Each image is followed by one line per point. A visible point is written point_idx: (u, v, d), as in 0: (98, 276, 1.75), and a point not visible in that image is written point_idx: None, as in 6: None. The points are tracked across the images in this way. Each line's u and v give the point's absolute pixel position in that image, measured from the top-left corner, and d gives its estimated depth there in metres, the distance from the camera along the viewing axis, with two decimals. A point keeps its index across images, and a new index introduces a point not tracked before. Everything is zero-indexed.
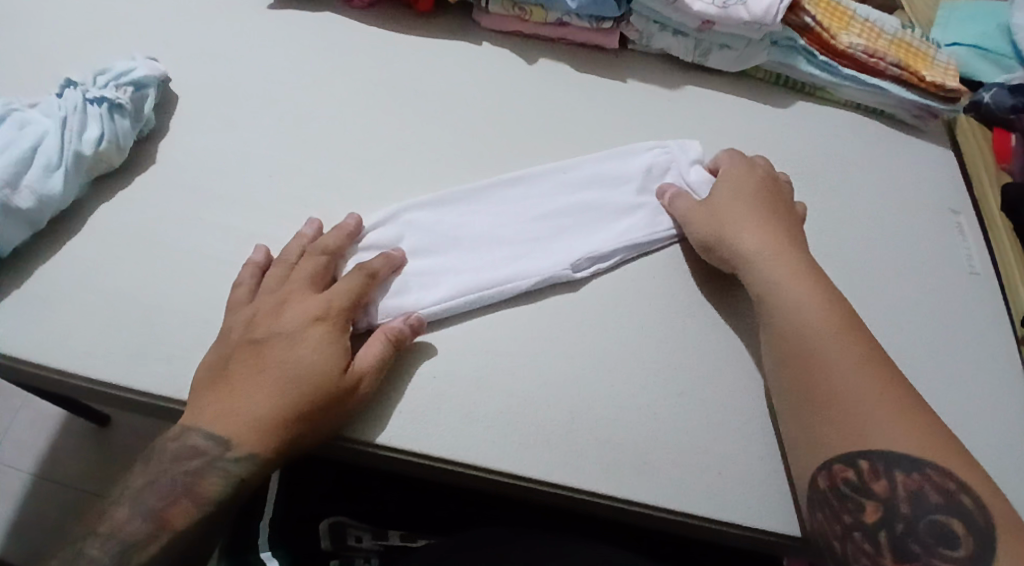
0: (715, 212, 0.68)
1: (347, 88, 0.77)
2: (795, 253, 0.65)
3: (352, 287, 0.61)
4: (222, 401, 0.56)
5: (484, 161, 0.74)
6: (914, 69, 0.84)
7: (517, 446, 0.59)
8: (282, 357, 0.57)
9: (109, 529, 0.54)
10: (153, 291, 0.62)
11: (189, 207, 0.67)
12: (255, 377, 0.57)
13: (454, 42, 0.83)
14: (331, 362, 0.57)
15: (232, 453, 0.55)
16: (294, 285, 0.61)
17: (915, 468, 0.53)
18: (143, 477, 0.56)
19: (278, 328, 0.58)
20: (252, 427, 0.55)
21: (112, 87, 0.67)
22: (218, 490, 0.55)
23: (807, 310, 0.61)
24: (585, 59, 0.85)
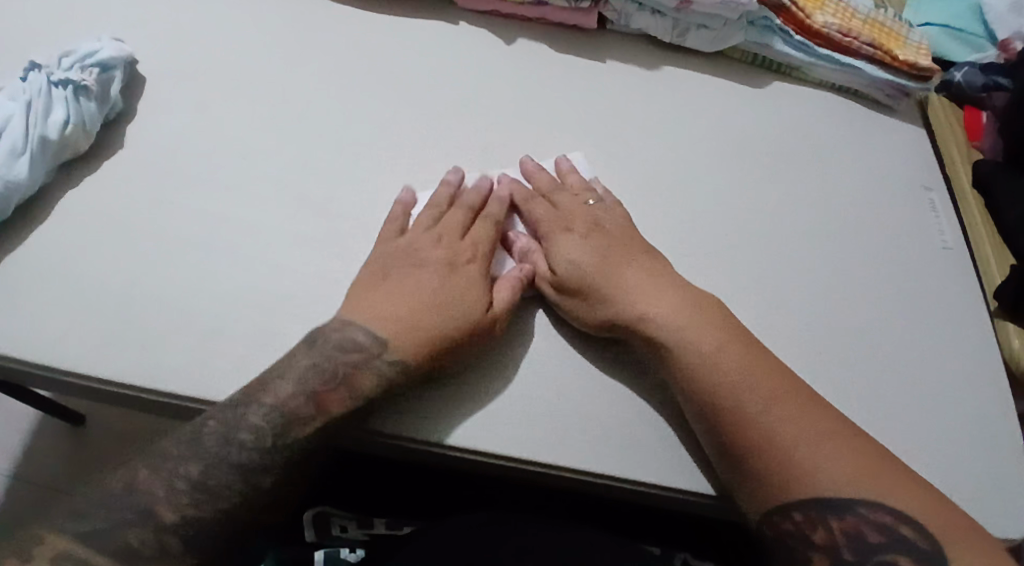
0: (576, 269, 0.62)
1: (323, 69, 0.75)
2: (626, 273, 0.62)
3: (489, 233, 0.64)
4: (371, 300, 0.58)
5: (466, 142, 0.73)
6: (888, 48, 0.85)
7: (502, 427, 0.59)
8: (449, 282, 0.59)
9: (297, 384, 0.55)
10: (126, 278, 0.61)
11: (163, 191, 0.65)
12: (403, 290, 0.59)
13: (431, 22, 0.82)
14: (483, 298, 0.59)
15: (389, 354, 0.56)
16: (481, 240, 0.63)
17: (849, 512, 0.50)
18: (353, 329, 0.57)
19: (428, 256, 0.61)
20: (410, 332, 0.56)
21: (77, 69, 0.65)
22: (372, 388, 0.56)
23: (600, 271, 0.62)
24: (563, 39, 0.84)
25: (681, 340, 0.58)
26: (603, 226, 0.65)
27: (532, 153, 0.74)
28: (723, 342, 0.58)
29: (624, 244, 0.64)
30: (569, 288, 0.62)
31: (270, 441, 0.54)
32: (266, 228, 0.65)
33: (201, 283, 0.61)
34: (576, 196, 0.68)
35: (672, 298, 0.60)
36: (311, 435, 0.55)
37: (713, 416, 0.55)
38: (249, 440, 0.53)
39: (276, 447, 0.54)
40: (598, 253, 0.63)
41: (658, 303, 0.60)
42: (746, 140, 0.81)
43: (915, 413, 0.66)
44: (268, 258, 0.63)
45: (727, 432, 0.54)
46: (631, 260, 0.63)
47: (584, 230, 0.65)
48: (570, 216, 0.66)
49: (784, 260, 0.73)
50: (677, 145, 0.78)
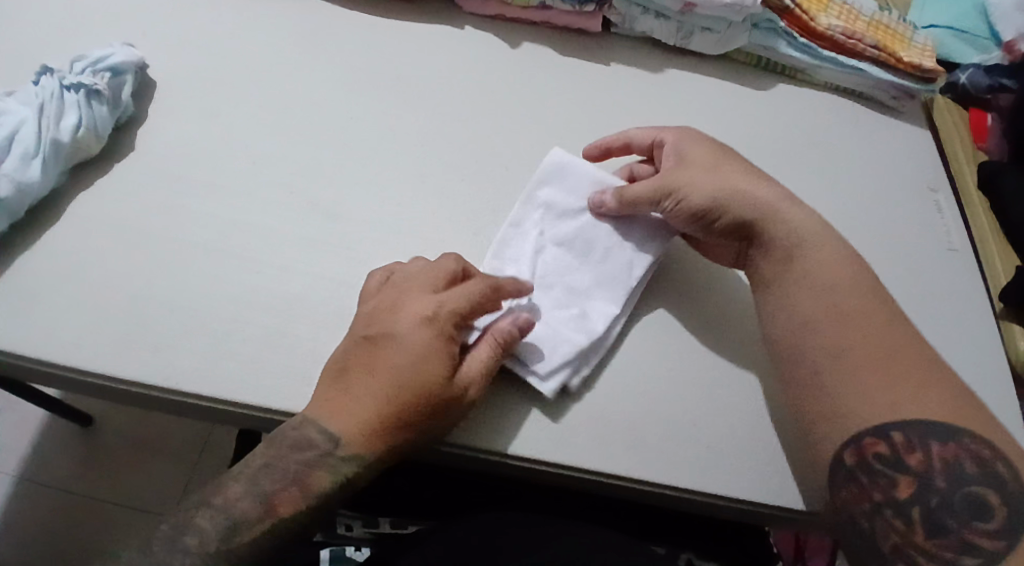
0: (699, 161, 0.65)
1: (329, 72, 0.76)
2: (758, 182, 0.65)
3: (464, 297, 0.58)
4: (342, 375, 0.56)
5: (471, 144, 0.74)
6: (892, 51, 0.85)
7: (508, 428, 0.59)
8: (400, 363, 0.55)
9: (247, 485, 0.54)
10: (137, 279, 0.62)
11: (173, 194, 0.66)
12: (373, 370, 0.56)
13: (437, 26, 0.83)
14: (447, 366, 0.56)
15: (343, 450, 0.54)
16: (456, 301, 0.58)
17: (951, 438, 0.53)
18: (310, 427, 0.55)
19: (396, 330, 0.57)
20: (363, 428, 0.54)
21: (89, 73, 0.66)
22: (326, 485, 0.55)
23: (724, 183, 0.63)
24: (568, 43, 0.84)
25: (805, 255, 0.62)
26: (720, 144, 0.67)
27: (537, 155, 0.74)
28: (840, 261, 0.61)
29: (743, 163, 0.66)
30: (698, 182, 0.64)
31: (213, 547, 0.53)
32: (275, 229, 0.66)
33: (210, 284, 0.62)
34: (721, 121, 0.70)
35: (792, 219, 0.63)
36: (259, 538, 0.54)
37: (825, 333, 0.58)
38: (197, 546, 0.53)
39: (221, 553, 0.53)
40: (718, 166, 0.65)
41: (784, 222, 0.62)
42: (751, 142, 0.81)
43: None
44: (277, 259, 0.64)
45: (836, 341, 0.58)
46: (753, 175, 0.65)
47: (711, 148, 0.66)
48: (694, 134, 0.67)
49: None
50: None
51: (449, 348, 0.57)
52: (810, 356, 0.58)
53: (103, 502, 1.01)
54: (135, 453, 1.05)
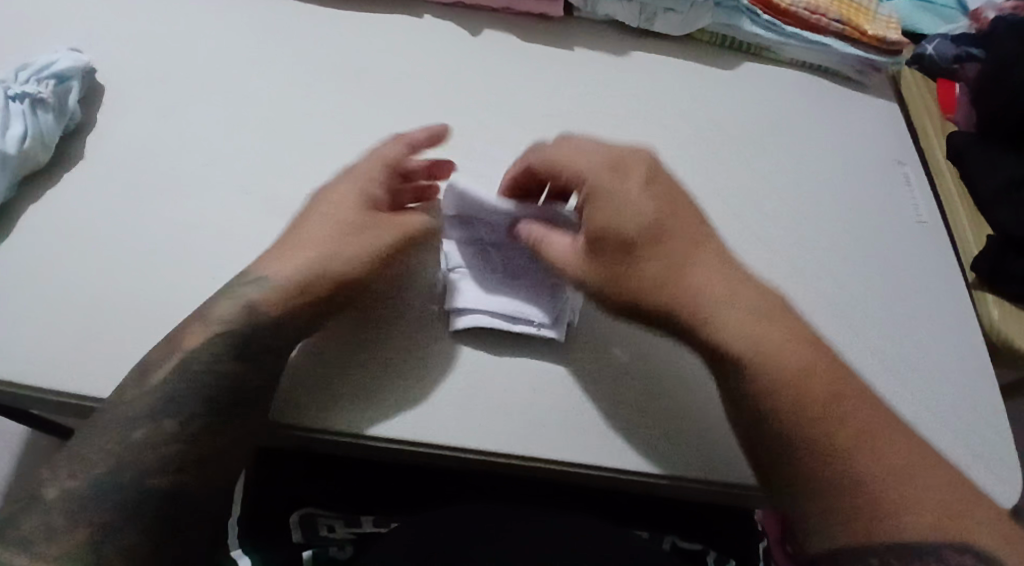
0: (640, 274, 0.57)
1: (286, 69, 0.74)
2: (705, 277, 0.58)
3: (398, 153, 0.63)
4: (281, 240, 0.60)
5: (433, 136, 0.72)
6: (856, 24, 0.84)
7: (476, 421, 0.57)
8: (330, 210, 0.60)
9: (132, 383, 0.54)
10: (92, 291, 0.60)
11: (127, 201, 0.65)
12: (305, 228, 0.60)
13: (396, 17, 0.81)
14: (354, 209, 0.60)
15: (263, 292, 0.57)
16: (384, 159, 0.63)
17: (931, 552, 0.50)
18: (220, 312, 0.57)
19: (313, 214, 0.61)
20: (286, 271, 0.58)
21: (34, 82, 0.64)
22: (234, 319, 0.56)
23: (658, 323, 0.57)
24: (529, 29, 0.83)
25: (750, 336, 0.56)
26: (664, 199, 0.60)
27: (501, 145, 0.73)
28: (793, 339, 0.56)
29: (702, 252, 0.59)
30: (635, 266, 0.57)
31: (102, 447, 0.53)
32: (233, 232, 0.64)
33: (168, 292, 0.61)
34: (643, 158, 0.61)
35: (734, 297, 0.57)
36: (148, 431, 0.53)
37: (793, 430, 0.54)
38: (89, 448, 0.53)
39: (109, 450, 0.52)
40: (668, 254, 0.58)
41: (727, 324, 0.56)
42: (717, 123, 0.80)
43: (896, 388, 0.66)
44: (236, 263, 0.63)
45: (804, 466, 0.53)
46: (707, 263, 0.59)
47: (642, 240, 0.57)
48: (630, 186, 0.59)
49: (759, 240, 0.72)
50: (649, 131, 0.78)
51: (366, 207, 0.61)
52: (775, 456, 0.54)
53: None
54: None
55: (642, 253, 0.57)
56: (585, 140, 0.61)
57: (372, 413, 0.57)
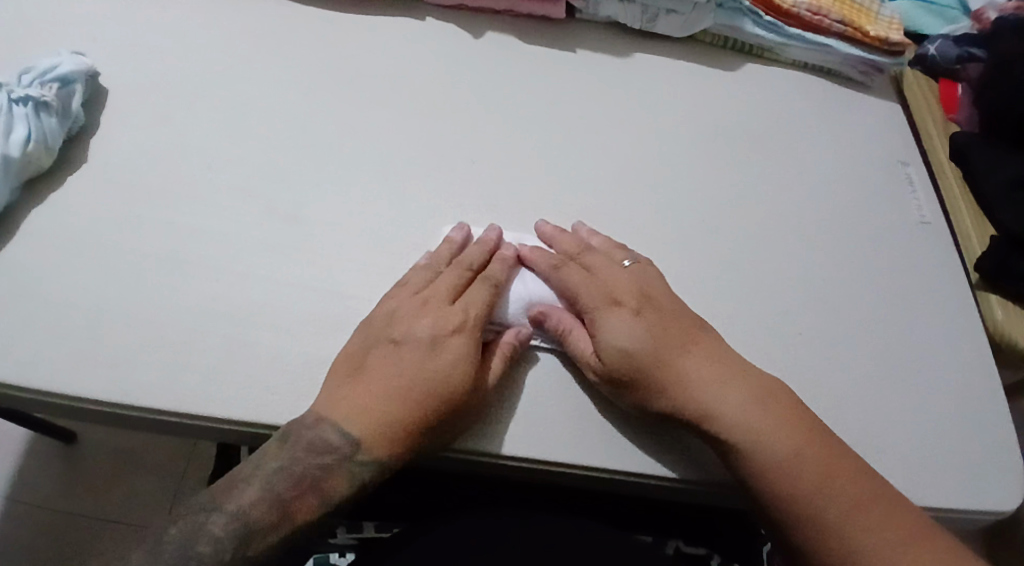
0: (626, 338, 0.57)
1: (288, 74, 0.74)
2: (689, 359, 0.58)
3: (485, 298, 0.60)
4: (351, 386, 0.56)
5: (436, 140, 0.72)
6: (859, 25, 0.84)
7: (475, 426, 0.59)
8: (425, 361, 0.56)
9: (263, 489, 0.53)
10: (95, 296, 0.60)
11: (130, 206, 0.65)
12: (389, 373, 0.56)
13: (398, 20, 0.81)
14: (472, 369, 0.56)
15: (361, 454, 0.54)
16: (476, 304, 0.59)
17: None
18: (326, 425, 0.54)
19: (417, 331, 0.57)
20: (375, 430, 0.54)
21: (37, 85, 0.64)
22: (343, 488, 0.54)
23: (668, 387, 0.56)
24: (531, 31, 0.83)
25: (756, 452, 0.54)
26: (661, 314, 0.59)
27: (504, 148, 0.73)
28: (797, 432, 0.54)
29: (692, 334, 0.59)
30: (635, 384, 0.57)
31: (228, 554, 0.51)
32: (236, 236, 0.64)
33: (170, 297, 0.61)
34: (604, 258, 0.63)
35: (717, 386, 0.56)
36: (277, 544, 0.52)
37: (808, 526, 0.52)
38: (211, 553, 0.51)
39: (237, 559, 0.51)
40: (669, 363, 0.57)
41: (713, 412, 0.55)
42: (718, 124, 0.80)
43: (899, 391, 0.66)
44: (240, 266, 0.63)
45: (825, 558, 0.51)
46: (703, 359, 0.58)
47: (636, 345, 0.57)
48: (639, 302, 0.59)
49: (764, 241, 0.72)
50: (652, 134, 0.78)
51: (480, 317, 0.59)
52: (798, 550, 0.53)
53: (89, 519, 1.00)
54: (119, 468, 1.04)
55: (651, 360, 0.57)
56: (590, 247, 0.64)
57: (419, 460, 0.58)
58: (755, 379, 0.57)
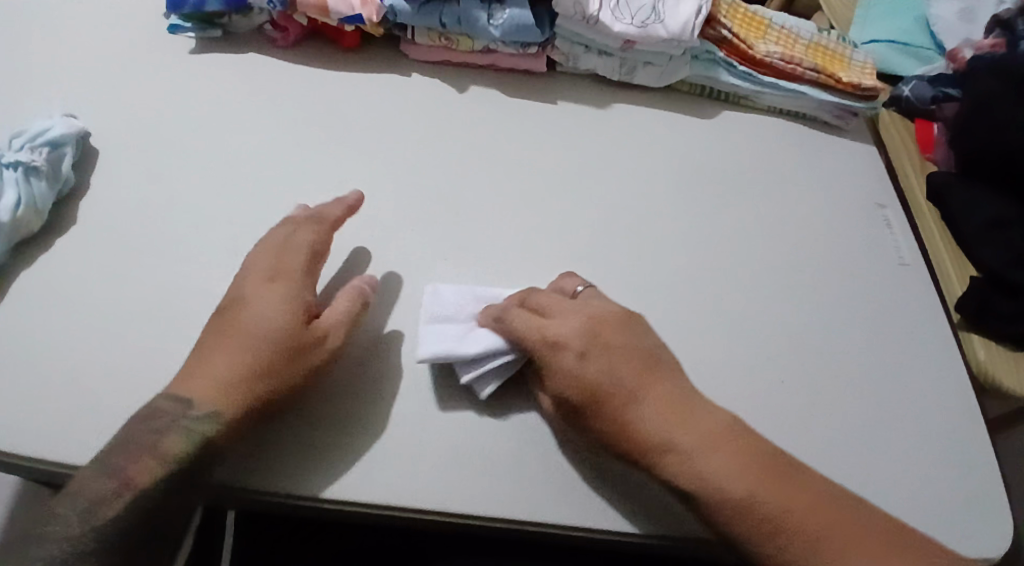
0: (588, 381, 0.59)
1: (275, 130, 0.76)
2: (649, 395, 0.59)
3: (308, 240, 0.63)
4: (198, 352, 0.58)
5: (421, 194, 0.74)
6: (831, 72, 0.86)
7: (471, 485, 0.58)
8: (252, 312, 0.59)
9: (102, 464, 0.53)
10: (81, 357, 0.60)
11: (118, 265, 0.65)
12: (230, 329, 0.58)
13: (384, 75, 0.82)
14: (298, 313, 0.59)
15: (196, 411, 0.55)
16: (296, 253, 0.62)
17: None
18: (165, 397, 0.56)
19: (244, 291, 0.60)
20: (214, 381, 0.56)
21: (27, 150, 0.66)
22: (184, 448, 0.54)
23: (624, 429, 0.58)
24: (514, 84, 0.85)
25: (711, 479, 0.55)
26: (618, 353, 0.60)
27: (488, 200, 0.75)
28: (748, 456, 0.56)
29: (649, 375, 0.60)
30: (600, 427, 0.58)
31: (75, 530, 0.51)
32: (222, 293, 0.65)
33: (156, 356, 0.61)
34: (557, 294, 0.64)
35: (670, 434, 0.57)
36: (122, 514, 0.52)
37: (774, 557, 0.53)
38: (60, 534, 0.51)
39: (84, 531, 0.51)
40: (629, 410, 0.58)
41: (670, 448, 0.56)
42: (699, 172, 0.82)
43: (884, 436, 0.66)
44: None
45: None
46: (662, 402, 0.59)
47: (586, 393, 0.58)
48: (597, 346, 0.60)
49: (745, 289, 0.74)
50: (634, 185, 0.79)
51: (301, 267, 0.61)
52: None
53: None
54: None
55: (606, 402, 0.58)
56: (531, 290, 0.64)
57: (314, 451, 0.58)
58: (709, 421, 0.58)
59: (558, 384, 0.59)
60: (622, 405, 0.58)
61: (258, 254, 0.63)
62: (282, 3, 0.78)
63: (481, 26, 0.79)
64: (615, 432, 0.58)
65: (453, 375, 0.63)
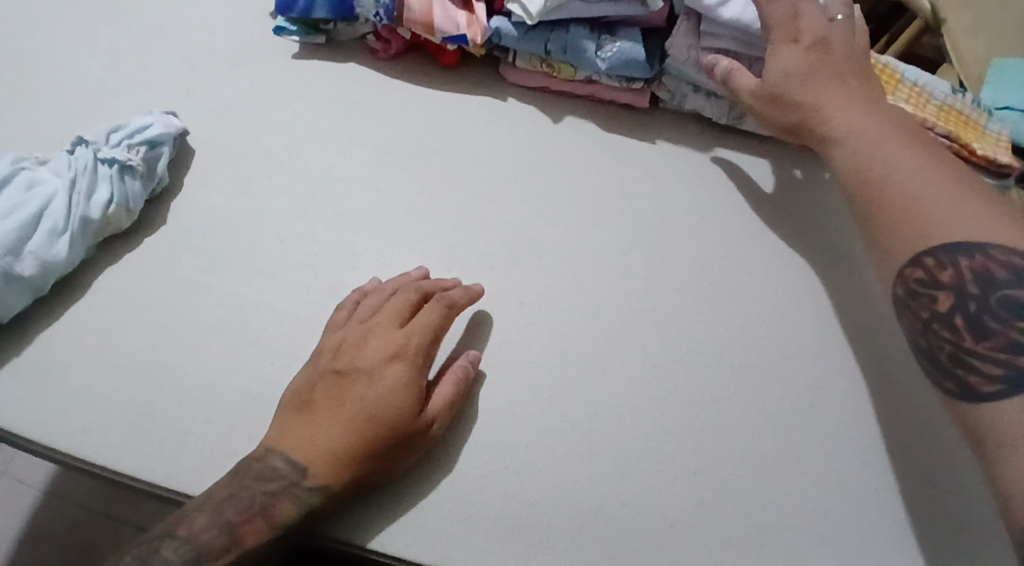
0: (779, 73, 0.69)
1: (366, 144, 0.75)
2: (843, 79, 0.69)
3: (433, 321, 0.60)
4: (307, 417, 0.56)
5: (507, 226, 0.71)
6: (965, 142, 0.79)
7: (518, 555, 0.56)
8: (367, 389, 0.56)
9: (212, 515, 0.53)
10: (152, 363, 0.61)
11: (197, 271, 0.66)
12: (343, 401, 0.56)
13: (480, 96, 0.80)
14: (414, 399, 0.57)
15: (308, 481, 0.54)
16: (422, 333, 0.60)
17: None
18: (273, 457, 0.55)
19: (362, 359, 0.58)
20: (325, 456, 0.54)
21: (124, 147, 0.66)
22: (291, 516, 0.54)
23: (811, 51, 0.69)
24: (613, 118, 0.81)
25: (848, 138, 0.66)
26: (824, 49, 0.69)
27: (577, 238, 0.71)
28: (893, 136, 0.65)
29: (855, 77, 0.69)
30: (778, 42, 0.70)
31: None
32: (294, 311, 0.64)
33: (222, 371, 0.61)
34: (819, 13, 0.70)
35: (854, 103, 0.68)
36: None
37: (878, 211, 0.63)
38: None
39: None
40: (818, 88, 0.68)
41: (816, 95, 0.68)
42: None
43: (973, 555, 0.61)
44: (294, 343, 0.62)
45: (882, 222, 0.63)
46: (843, 85, 0.69)
47: (801, 36, 0.69)
48: (804, 30, 0.69)
49: None
50: None
51: (417, 343, 0.59)
52: (854, 174, 0.65)
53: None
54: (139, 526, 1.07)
55: (791, 34, 0.69)
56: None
57: (405, 537, 0.56)
58: (894, 118, 0.67)
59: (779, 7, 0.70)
60: (805, 65, 0.69)
61: (382, 316, 0.61)
62: (388, 17, 0.76)
63: (588, 57, 0.75)
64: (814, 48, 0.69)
65: (520, 426, 0.61)
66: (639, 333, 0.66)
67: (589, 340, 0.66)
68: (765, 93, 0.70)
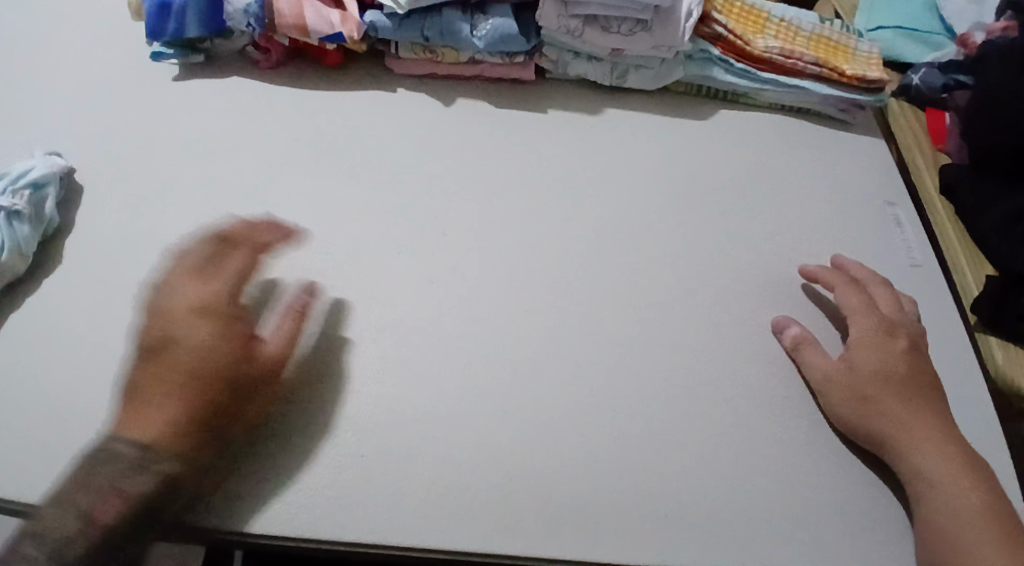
0: (860, 375, 0.63)
1: (259, 151, 0.75)
2: (936, 419, 0.62)
3: (239, 266, 0.60)
4: (139, 393, 0.54)
5: (410, 213, 0.72)
6: (834, 65, 0.84)
7: (457, 524, 0.57)
8: (187, 343, 0.55)
9: (58, 510, 0.50)
10: (58, 400, 0.59)
11: (96, 302, 0.64)
12: (168, 362, 0.55)
13: (367, 92, 0.81)
14: (231, 346, 0.56)
15: (156, 452, 0.52)
16: (224, 283, 0.59)
17: None
18: (114, 439, 0.52)
19: (176, 317, 0.57)
20: (163, 425, 0.53)
21: (8, 193, 0.65)
22: (145, 488, 0.51)
23: (892, 362, 0.64)
24: (502, 94, 0.83)
25: (931, 468, 0.59)
26: (912, 369, 0.64)
27: (480, 213, 0.73)
28: (983, 505, 0.57)
29: (949, 423, 0.62)
30: (865, 341, 0.65)
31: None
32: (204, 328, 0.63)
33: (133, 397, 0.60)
34: (904, 314, 0.68)
35: (938, 445, 0.60)
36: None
37: (947, 535, 0.56)
38: None
39: None
40: (909, 418, 0.61)
41: (905, 408, 0.62)
42: (695, 180, 0.80)
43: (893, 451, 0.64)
44: None
45: (945, 538, 0.56)
46: (942, 428, 0.61)
47: (886, 326, 0.66)
48: (896, 345, 0.65)
49: (749, 300, 0.72)
50: (628, 195, 0.77)
51: (228, 294, 0.59)
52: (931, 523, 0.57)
53: None
54: None
55: (884, 334, 0.65)
56: (870, 278, 0.71)
57: (340, 523, 0.56)
58: (994, 503, 0.58)
59: (846, 290, 0.70)
60: (887, 370, 0.63)
61: (185, 273, 0.59)
62: (261, 25, 0.77)
63: (464, 38, 0.77)
64: (908, 369, 0.64)
65: (446, 400, 0.62)
66: (549, 295, 0.68)
67: (504, 310, 0.67)
68: (845, 378, 0.64)
